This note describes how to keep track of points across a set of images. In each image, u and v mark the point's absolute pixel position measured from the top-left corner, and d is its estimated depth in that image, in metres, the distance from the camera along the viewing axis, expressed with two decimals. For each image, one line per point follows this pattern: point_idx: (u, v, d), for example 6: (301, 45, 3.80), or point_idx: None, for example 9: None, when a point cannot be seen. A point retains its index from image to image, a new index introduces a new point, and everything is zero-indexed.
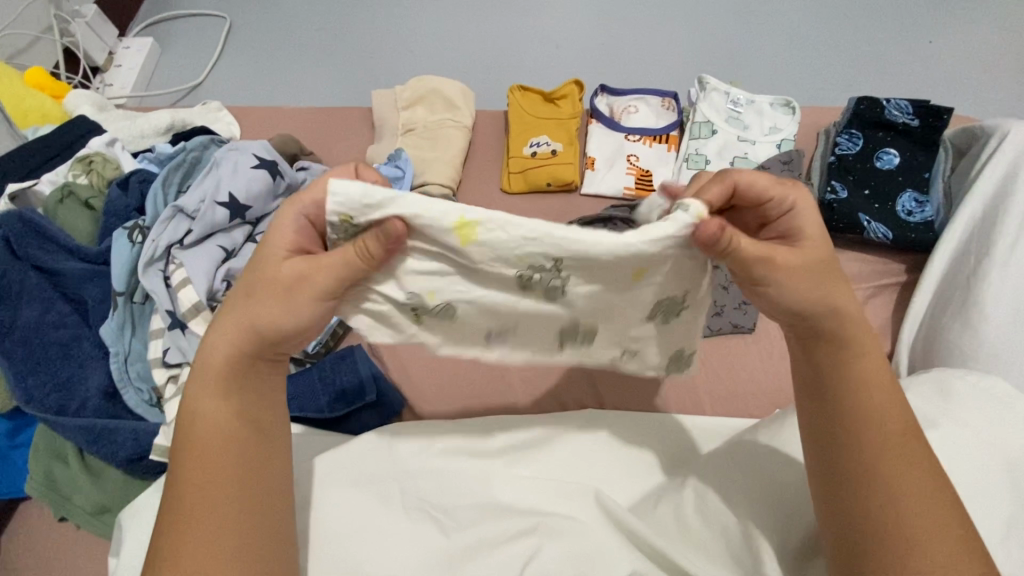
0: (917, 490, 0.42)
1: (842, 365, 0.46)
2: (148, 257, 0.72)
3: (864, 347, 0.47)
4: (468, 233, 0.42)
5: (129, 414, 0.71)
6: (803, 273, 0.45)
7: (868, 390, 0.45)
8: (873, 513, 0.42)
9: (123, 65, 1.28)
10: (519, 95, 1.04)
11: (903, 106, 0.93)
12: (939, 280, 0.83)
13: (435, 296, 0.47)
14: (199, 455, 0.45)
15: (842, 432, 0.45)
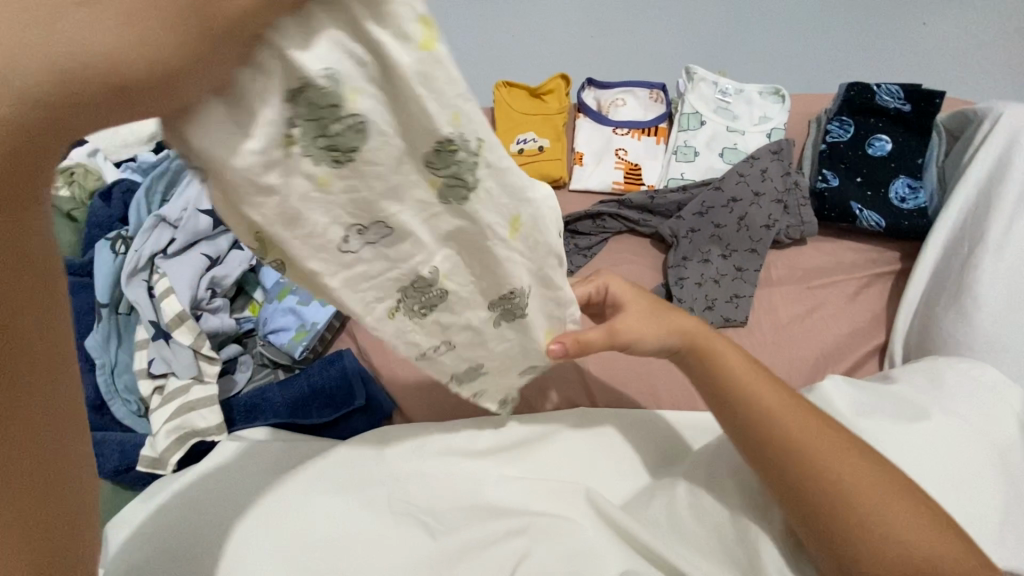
0: (867, 490, 0.47)
1: (753, 402, 0.53)
2: (131, 267, 0.74)
3: (756, 376, 0.55)
4: (429, 40, 0.28)
5: (117, 426, 0.72)
6: (645, 327, 0.59)
7: (753, 392, 0.54)
8: (852, 530, 0.46)
9: None
10: (504, 91, 1.03)
11: (894, 90, 0.92)
12: (933, 268, 0.82)
13: (356, 102, 0.29)
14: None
15: (791, 469, 0.50)
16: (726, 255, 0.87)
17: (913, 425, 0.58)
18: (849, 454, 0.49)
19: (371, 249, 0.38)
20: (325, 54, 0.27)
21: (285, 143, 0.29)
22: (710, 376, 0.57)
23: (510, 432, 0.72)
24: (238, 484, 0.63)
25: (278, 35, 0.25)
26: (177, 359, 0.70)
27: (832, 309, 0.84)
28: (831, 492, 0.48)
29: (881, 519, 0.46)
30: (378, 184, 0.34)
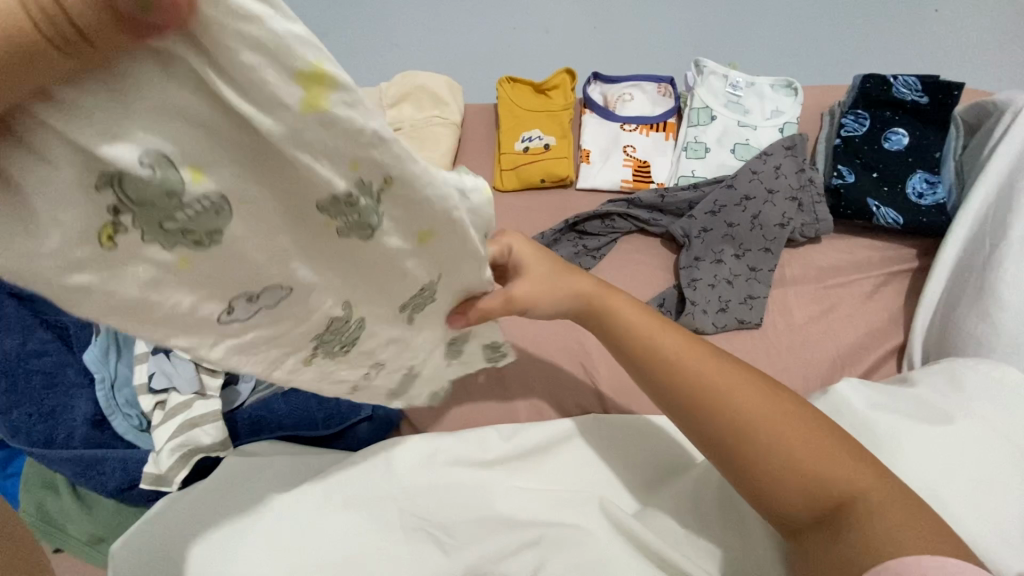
0: (799, 437, 0.48)
1: (670, 365, 0.55)
2: None
3: (671, 338, 0.56)
4: (317, 99, 0.24)
5: (119, 442, 0.70)
6: (546, 289, 0.59)
7: (702, 376, 0.53)
8: (779, 476, 0.48)
9: None
10: (508, 87, 1.00)
11: (912, 82, 0.89)
12: (952, 266, 0.80)
13: (203, 176, 0.25)
14: None
15: (721, 426, 0.51)
16: (739, 256, 0.85)
17: (944, 431, 0.55)
18: (781, 406, 0.50)
19: (254, 316, 0.35)
20: (145, 141, 0.22)
21: (108, 235, 0.24)
22: (622, 342, 0.58)
23: (524, 437, 0.70)
24: (233, 496, 0.62)
25: (58, 116, 0.20)
26: (180, 375, 0.69)
27: (847, 309, 0.82)
28: (767, 444, 0.49)
29: (807, 461, 0.47)
30: (254, 236, 0.30)
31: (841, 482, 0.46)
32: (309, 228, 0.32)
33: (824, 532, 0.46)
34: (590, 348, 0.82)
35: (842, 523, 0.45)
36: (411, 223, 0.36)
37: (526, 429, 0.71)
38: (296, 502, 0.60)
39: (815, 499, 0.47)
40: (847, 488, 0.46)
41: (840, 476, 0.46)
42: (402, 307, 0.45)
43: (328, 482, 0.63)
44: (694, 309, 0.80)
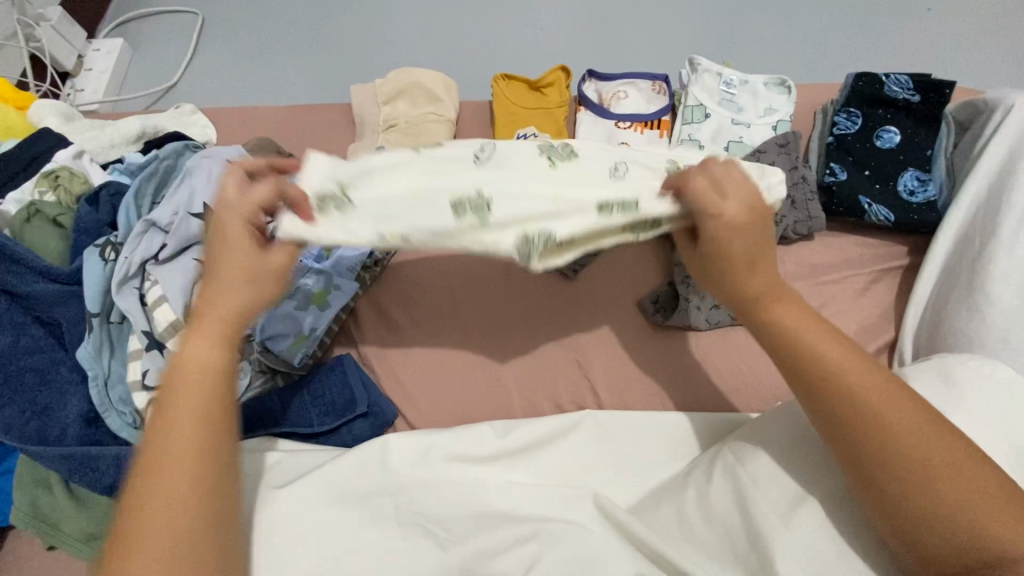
0: (964, 488, 0.45)
1: (835, 381, 0.51)
2: (121, 275, 0.70)
3: (840, 357, 0.52)
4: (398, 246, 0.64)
5: (112, 439, 0.70)
6: (719, 270, 0.58)
7: (870, 401, 0.49)
8: (935, 524, 0.45)
9: (95, 68, 1.23)
10: (503, 83, 1.00)
11: (903, 81, 0.90)
12: (943, 264, 0.80)
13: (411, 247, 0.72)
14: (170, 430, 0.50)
15: (875, 458, 0.48)
16: None
17: None
18: (957, 451, 0.46)
19: None
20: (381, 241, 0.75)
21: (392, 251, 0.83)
22: (786, 349, 0.54)
23: (520, 433, 0.70)
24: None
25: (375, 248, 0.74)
26: (173, 371, 0.68)
27: (838, 306, 0.83)
28: (927, 489, 0.46)
29: (978, 517, 0.44)
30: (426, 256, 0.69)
31: (1005, 542, 0.43)
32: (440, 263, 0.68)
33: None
34: (584, 345, 0.81)
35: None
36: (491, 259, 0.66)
37: (522, 426, 0.71)
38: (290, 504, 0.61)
39: (971, 554, 0.44)
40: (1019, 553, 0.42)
41: (1007, 537, 0.43)
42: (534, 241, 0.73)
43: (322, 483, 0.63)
44: (688, 306, 0.80)
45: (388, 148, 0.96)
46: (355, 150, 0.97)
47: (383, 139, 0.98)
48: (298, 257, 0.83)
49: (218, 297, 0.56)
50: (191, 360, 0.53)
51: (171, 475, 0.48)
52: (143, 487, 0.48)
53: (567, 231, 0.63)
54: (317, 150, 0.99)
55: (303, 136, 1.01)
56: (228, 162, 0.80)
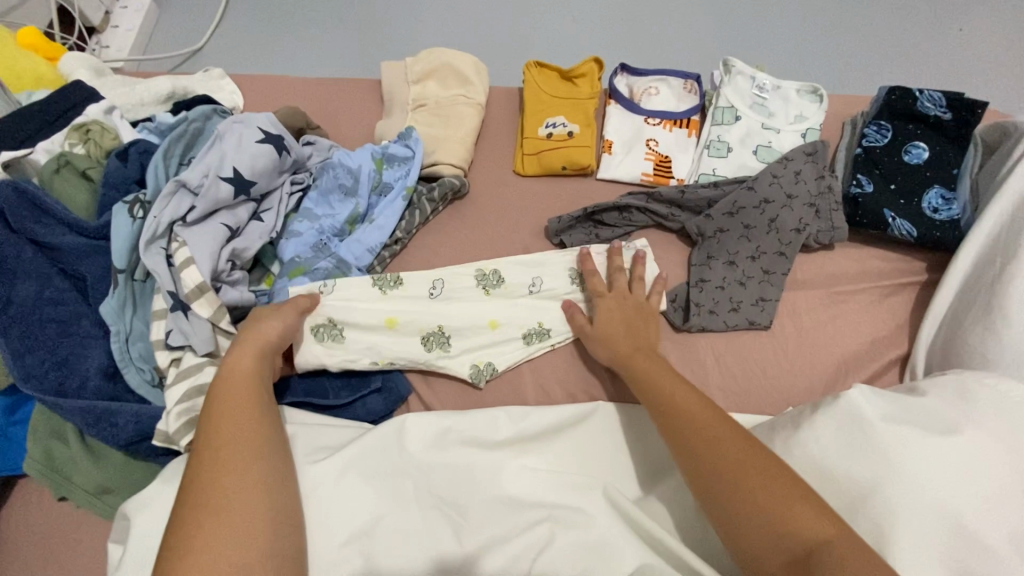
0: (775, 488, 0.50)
1: (706, 436, 0.56)
2: (150, 234, 0.70)
3: (692, 401, 0.60)
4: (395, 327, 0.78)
5: (130, 396, 0.70)
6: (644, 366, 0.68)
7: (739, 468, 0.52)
8: (739, 503, 0.51)
9: (121, 25, 1.22)
10: (535, 71, 1.00)
11: (936, 97, 0.89)
12: (961, 281, 0.81)
13: (391, 320, 0.78)
14: (211, 463, 0.53)
15: (700, 471, 0.55)
16: (753, 257, 0.86)
17: (942, 439, 0.57)
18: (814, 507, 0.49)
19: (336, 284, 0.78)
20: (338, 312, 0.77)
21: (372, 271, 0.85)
22: (679, 422, 0.59)
23: (531, 420, 0.71)
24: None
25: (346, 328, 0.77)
26: (197, 333, 0.69)
27: (853, 317, 0.84)
28: (744, 489, 0.51)
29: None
30: (406, 338, 0.78)
31: (808, 531, 0.47)
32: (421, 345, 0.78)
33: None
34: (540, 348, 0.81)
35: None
36: (467, 339, 0.79)
37: (531, 414, 0.71)
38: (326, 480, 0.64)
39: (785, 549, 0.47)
40: (814, 541, 0.47)
41: (808, 527, 0.47)
42: (477, 283, 0.82)
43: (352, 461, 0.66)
44: (700, 310, 0.83)
45: (417, 127, 0.96)
46: (383, 127, 0.97)
47: (410, 117, 0.98)
48: (322, 231, 0.83)
49: (257, 326, 0.67)
50: (229, 387, 0.60)
51: (225, 477, 0.52)
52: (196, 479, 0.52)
53: (505, 362, 0.79)
54: (345, 125, 0.99)
55: (331, 109, 1.01)
56: (261, 129, 0.80)
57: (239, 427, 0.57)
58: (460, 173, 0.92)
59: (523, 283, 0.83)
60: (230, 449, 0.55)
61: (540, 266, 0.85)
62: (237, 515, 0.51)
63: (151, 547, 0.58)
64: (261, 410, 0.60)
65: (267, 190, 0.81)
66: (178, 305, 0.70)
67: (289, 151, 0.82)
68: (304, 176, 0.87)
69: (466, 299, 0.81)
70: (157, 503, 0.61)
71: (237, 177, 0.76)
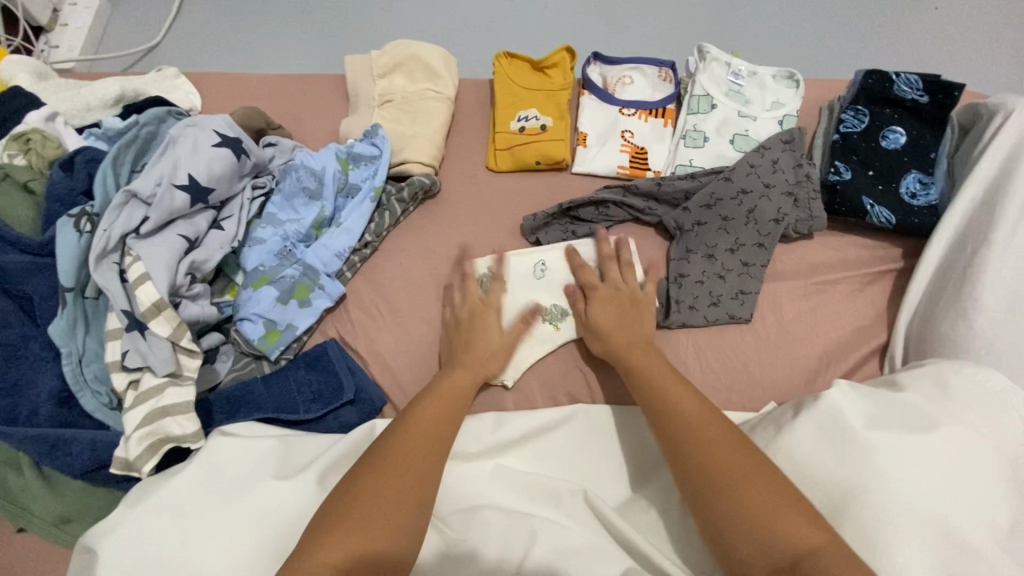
0: (765, 493, 0.51)
1: (692, 437, 0.57)
2: (100, 249, 0.66)
3: (681, 395, 0.61)
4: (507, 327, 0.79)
5: (86, 420, 0.67)
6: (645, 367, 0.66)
7: (725, 474, 0.53)
8: (733, 503, 0.51)
9: (71, 23, 1.16)
10: (505, 62, 0.97)
11: (913, 80, 0.88)
12: (936, 267, 0.80)
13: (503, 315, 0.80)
14: (391, 466, 0.55)
15: (688, 464, 0.55)
16: (732, 249, 0.84)
17: (921, 434, 0.56)
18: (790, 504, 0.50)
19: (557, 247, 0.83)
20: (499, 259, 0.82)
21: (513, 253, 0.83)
22: (672, 429, 0.58)
23: (511, 425, 0.70)
24: (205, 498, 0.60)
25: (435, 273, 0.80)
26: (155, 354, 0.65)
27: (833, 308, 0.83)
28: (731, 489, 0.52)
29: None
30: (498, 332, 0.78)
31: (792, 541, 0.48)
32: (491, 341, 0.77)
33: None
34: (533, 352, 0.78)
35: None
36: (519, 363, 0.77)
37: (512, 417, 0.70)
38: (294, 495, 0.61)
39: (772, 552, 0.49)
40: (801, 548, 0.48)
41: (793, 537, 0.49)
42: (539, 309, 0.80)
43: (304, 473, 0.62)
44: (681, 306, 0.81)
45: (384, 125, 0.92)
46: (348, 125, 0.93)
47: (377, 114, 0.94)
48: (287, 237, 0.80)
49: (475, 334, 0.72)
50: (418, 407, 0.62)
51: (391, 488, 0.53)
52: (383, 467, 0.55)
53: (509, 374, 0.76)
54: (309, 124, 0.95)
55: (293, 107, 0.96)
56: (216, 132, 0.76)
57: (427, 419, 0.61)
58: (430, 171, 0.89)
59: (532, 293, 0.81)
60: (402, 459, 0.56)
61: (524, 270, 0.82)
62: (396, 506, 0.53)
63: None
64: (429, 432, 0.59)
65: (227, 197, 0.77)
66: (131, 326, 0.66)
67: (248, 154, 0.78)
68: (266, 180, 0.83)
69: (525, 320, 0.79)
70: (122, 529, 0.58)
71: (193, 184, 0.72)
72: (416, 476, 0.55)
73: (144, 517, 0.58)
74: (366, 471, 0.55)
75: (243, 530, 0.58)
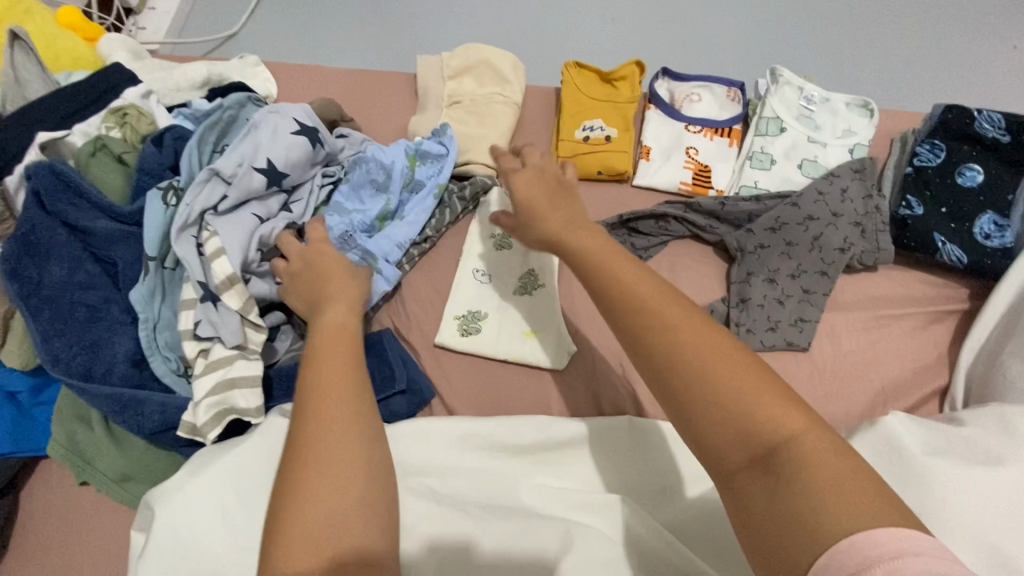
0: (729, 371, 0.40)
1: (646, 313, 0.44)
2: (182, 222, 0.70)
3: (629, 270, 0.48)
4: (530, 334, 0.79)
5: (154, 384, 0.70)
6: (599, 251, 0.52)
7: (688, 349, 0.42)
8: (694, 389, 0.40)
9: (158, 7, 1.21)
10: (574, 71, 0.98)
11: (996, 118, 0.86)
12: (1004, 310, 0.77)
13: (519, 343, 0.79)
14: (313, 453, 0.44)
15: (641, 342, 0.44)
16: (794, 275, 0.83)
17: (986, 473, 0.54)
18: (759, 385, 0.40)
19: (479, 284, 0.83)
20: (449, 308, 0.81)
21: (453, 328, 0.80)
22: (622, 312, 0.46)
23: (552, 431, 0.69)
24: (250, 472, 0.60)
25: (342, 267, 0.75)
26: (227, 327, 0.68)
27: (894, 343, 0.81)
28: (693, 365, 0.41)
29: (823, 484, 0.35)
30: (521, 331, 0.80)
31: (771, 423, 0.38)
32: (519, 347, 0.78)
33: (757, 482, 0.38)
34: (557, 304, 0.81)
35: (776, 475, 0.37)
36: (550, 330, 0.79)
37: (555, 424, 0.69)
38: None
39: (747, 448, 0.38)
40: (781, 437, 0.38)
41: (772, 417, 0.38)
42: (526, 295, 0.82)
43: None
44: (740, 329, 0.80)
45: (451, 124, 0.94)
46: (416, 122, 0.95)
47: (445, 113, 0.96)
48: (352, 225, 0.82)
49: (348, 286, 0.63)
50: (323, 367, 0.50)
51: (320, 482, 0.43)
52: (302, 454, 0.44)
53: (539, 344, 0.78)
54: (379, 119, 0.98)
55: (365, 101, 0.99)
56: (296, 120, 0.79)
57: (341, 379, 0.49)
58: (493, 173, 0.90)
59: (505, 319, 0.81)
60: (330, 447, 0.45)
61: (478, 299, 0.82)
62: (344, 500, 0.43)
63: (162, 544, 0.56)
64: (354, 397, 0.49)
65: (299, 182, 0.80)
66: (208, 299, 0.70)
67: (322, 143, 0.81)
68: (335, 169, 0.85)
69: (528, 309, 0.82)
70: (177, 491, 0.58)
71: (270, 167, 0.75)
72: (350, 458, 0.45)
73: (198, 483, 0.58)
74: (292, 462, 0.44)
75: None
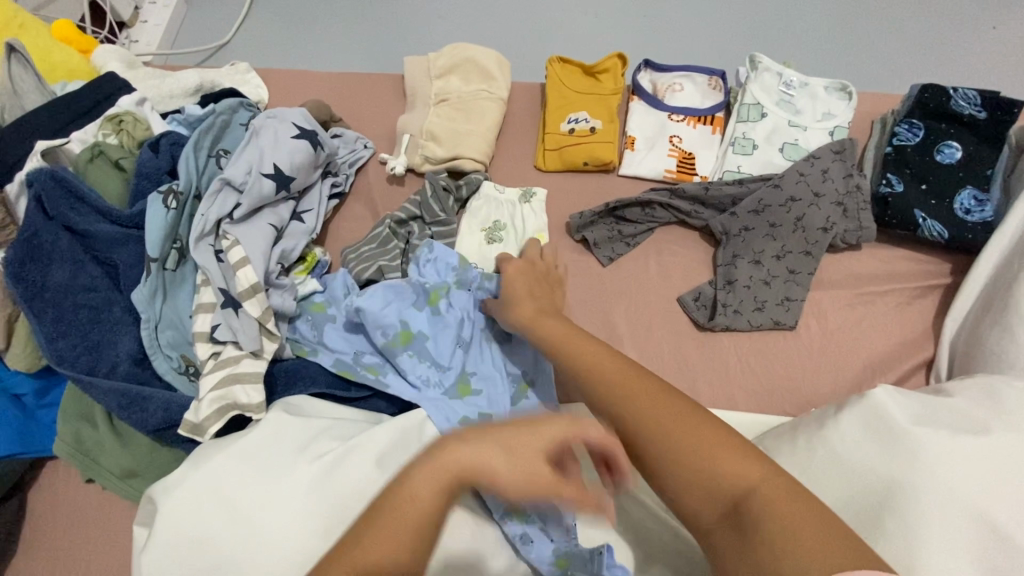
0: (692, 430, 0.45)
1: (610, 391, 0.50)
2: (199, 231, 0.73)
3: (593, 353, 0.55)
4: None
5: (157, 381, 0.73)
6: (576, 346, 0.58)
7: (644, 410, 0.47)
8: (660, 452, 0.45)
9: (150, 20, 1.24)
10: (558, 66, 1.00)
11: (970, 96, 0.87)
12: (983, 284, 0.78)
13: None
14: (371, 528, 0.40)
15: (611, 419, 0.48)
16: (779, 256, 0.85)
17: (970, 438, 0.55)
18: (717, 440, 0.44)
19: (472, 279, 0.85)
20: None
21: None
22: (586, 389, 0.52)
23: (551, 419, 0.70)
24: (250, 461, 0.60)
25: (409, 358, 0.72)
26: (246, 331, 0.71)
27: (880, 319, 0.82)
28: (656, 431, 0.45)
29: (783, 533, 0.38)
30: None
31: (732, 479, 0.42)
32: None
33: (732, 538, 0.40)
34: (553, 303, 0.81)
35: (743, 526, 0.40)
36: None
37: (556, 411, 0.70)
38: (351, 474, 0.60)
39: (713, 505, 0.42)
40: (742, 490, 0.41)
41: (730, 474, 0.42)
42: None
43: (358, 457, 0.61)
44: (727, 310, 0.81)
45: (439, 122, 0.96)
46: (404, 120, 0.97)
47: (433, 111, 0.97)
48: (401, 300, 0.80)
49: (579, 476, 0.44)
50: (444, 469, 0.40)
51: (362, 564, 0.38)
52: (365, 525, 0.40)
53: None
54: (368, 119, 1.00)
55: (355, 103, 1.01)
56: (295, 124, 0.81)
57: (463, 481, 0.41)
58: (482, 168, 0.92)
59: None
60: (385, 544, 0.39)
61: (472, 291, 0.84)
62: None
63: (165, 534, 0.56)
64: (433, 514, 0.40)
65: (304, 187, 0.83)
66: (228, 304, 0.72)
67: (322, 146, 0.83)
68: (341, 178, 0.90)
69: None
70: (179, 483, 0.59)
71: (277, 172, 0.78)
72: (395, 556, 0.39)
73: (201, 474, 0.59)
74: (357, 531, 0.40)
75: (297, 513, 0.57)
